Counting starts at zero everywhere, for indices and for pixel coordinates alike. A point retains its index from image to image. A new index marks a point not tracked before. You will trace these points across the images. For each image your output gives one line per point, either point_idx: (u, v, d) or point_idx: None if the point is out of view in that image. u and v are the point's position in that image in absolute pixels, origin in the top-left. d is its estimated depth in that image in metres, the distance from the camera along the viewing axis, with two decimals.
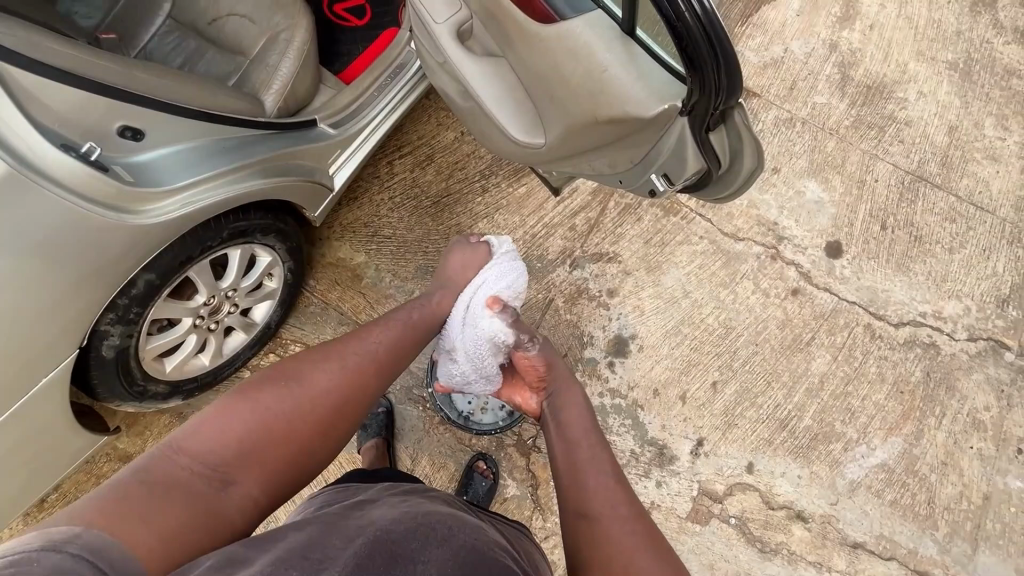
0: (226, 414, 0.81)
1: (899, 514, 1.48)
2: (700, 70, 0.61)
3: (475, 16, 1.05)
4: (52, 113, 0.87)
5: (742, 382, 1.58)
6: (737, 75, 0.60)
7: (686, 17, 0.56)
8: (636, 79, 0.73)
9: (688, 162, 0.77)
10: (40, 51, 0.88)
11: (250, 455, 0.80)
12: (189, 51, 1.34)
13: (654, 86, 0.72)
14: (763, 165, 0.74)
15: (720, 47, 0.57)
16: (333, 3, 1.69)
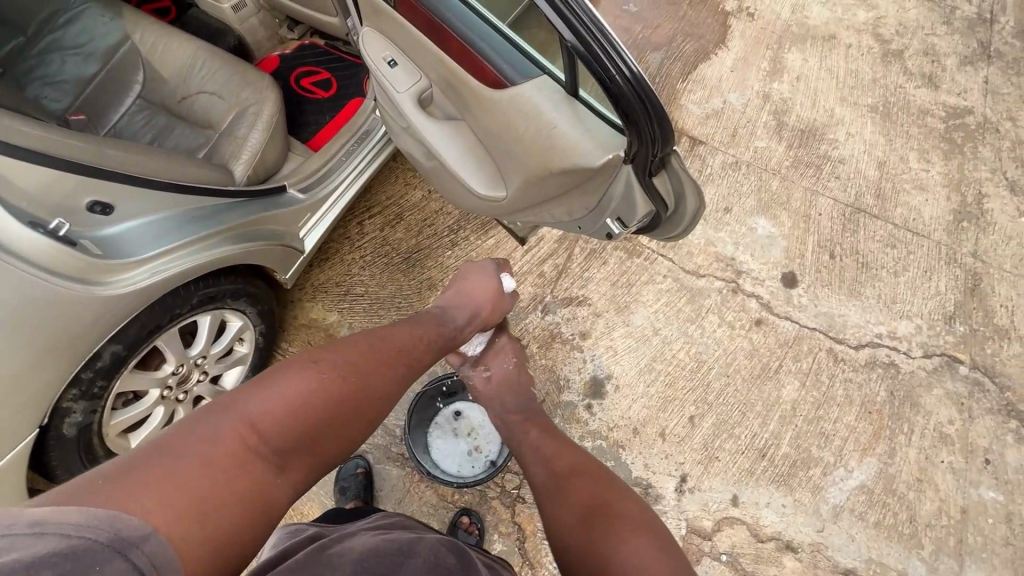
0: (294, 390, 0.81)
1: (884, 536, 1.48)
2: (634, 124, 0.67)
3: (435, 84, 1.13)
4: (20, 193, 0.88)
5: (718, 414, 1.61)
6: (670, 127, 0.67)
7: (618, 80, 0.63)
8: (582, 132, 0.79)
9: (638, 206, 0.83)
10: (10, 134, 0.90)
11: (309, 443, 0.81)
12: (158, 127, 1.39)
13: (599, 140, 0.78)
14: (705, 204, 0.80)
15: (651, 101, 0.64)
16: (300, 78, 1.79)
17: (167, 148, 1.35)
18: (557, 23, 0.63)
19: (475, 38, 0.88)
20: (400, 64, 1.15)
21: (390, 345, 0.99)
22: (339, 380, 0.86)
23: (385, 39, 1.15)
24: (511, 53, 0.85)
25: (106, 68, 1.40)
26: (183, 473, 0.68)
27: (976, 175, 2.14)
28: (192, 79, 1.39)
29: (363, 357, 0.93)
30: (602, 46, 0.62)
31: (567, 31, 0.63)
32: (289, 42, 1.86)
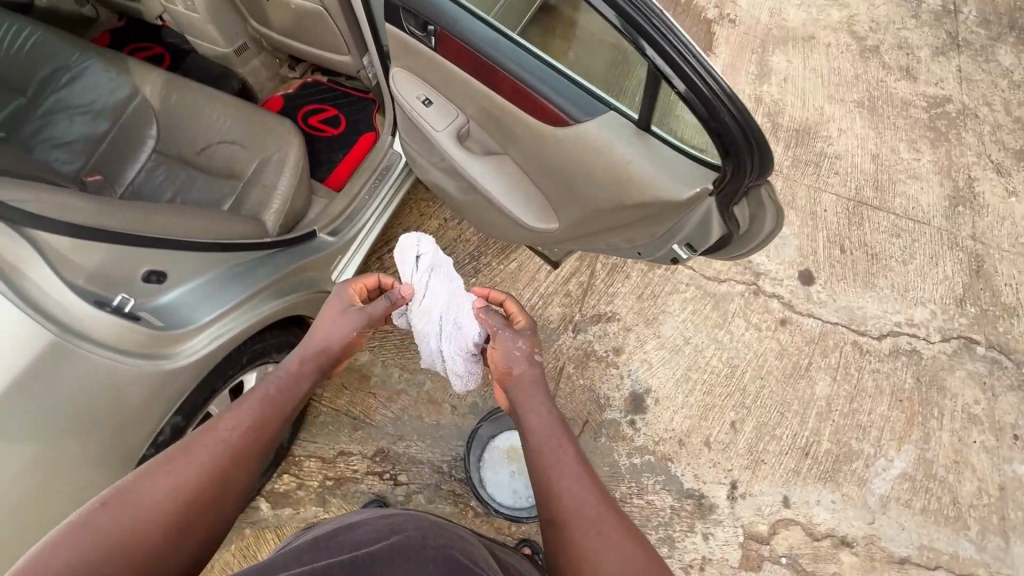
0: (177, 467, 0.83)
1: (931, 521, 1.52)
2: (731, 156, 0.68)
3: (472, 120, 1.13)
4: (84, 272, 0.84)
5: (758, 417, 1.64)
6: (771, 158, 0.67)
7: (720, 110, 0.64)
8: (661, 166, 0.80)
9: (713, 232, 0.84)
10: (67, 213, 0.87)
11: (221, 491, 0.86)
12: (177, 181, 1.35)
13: (679, 171, 0.79)
14: (780, 231, 0.81)
15: (752, 133, 0.65)
16: (308, 117, 1.77)
17: (191, 202, 1.32)
18: (658, 60, 0.65)
19: (531, 76, 0.89)
20: (436, 102, 1.15)
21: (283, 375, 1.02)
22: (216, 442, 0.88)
23: (418, 79, 1.15)
24: (572, 88, 0.85)
25: (117, 124, 1.36)
26: (98, 555, 0.71)
27: (964, 160, 2.23)
28: (210, 130, 1.36)
29: (258, 397, 0.97)
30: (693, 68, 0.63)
31: (670, 69, 0.64)
32: (290, 81, 1.83)
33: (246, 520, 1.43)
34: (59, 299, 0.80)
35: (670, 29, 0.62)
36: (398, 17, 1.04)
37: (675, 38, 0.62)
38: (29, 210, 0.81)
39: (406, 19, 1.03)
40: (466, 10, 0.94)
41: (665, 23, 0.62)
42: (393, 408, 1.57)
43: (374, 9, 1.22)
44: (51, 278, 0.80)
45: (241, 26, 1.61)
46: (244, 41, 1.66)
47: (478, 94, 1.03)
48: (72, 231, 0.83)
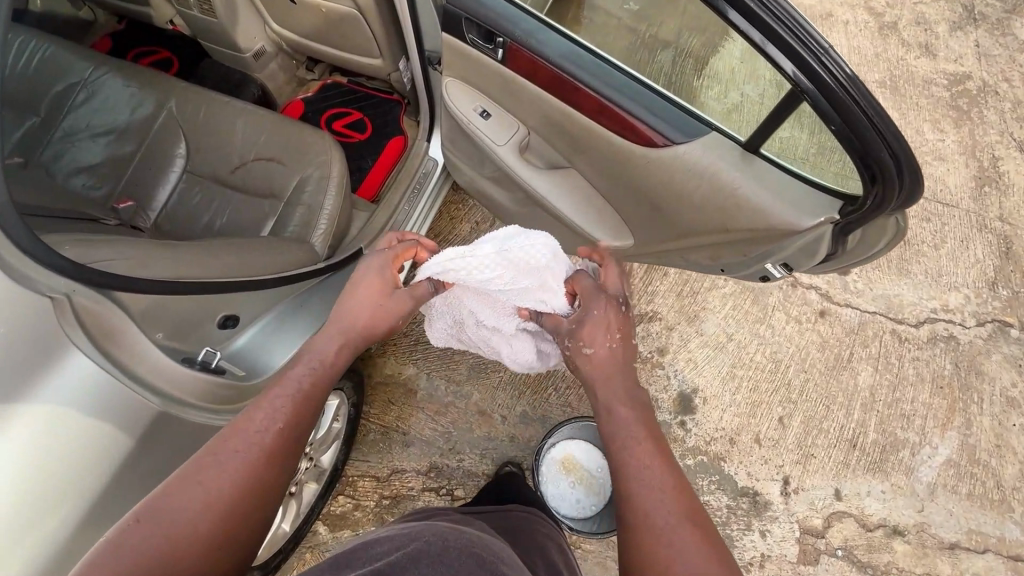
0: (207, 474, 0.72)
1: (977, 505, 1.55)
2: (877, 180, 0.66)
3: (534, 132, 1.07)
4: (169, 329, 0.81)
5: (805, 411, 1.64)
6: (922, 183, 0.65)
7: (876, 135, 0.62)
8: (773, 194, 0.77)
9: (822, 254, 0.81)
10: (143, 266, 0.82)
11: (257, 496, 0.74)
12: (212, 202, 1.28)
13: (790, 197, 0.77)
14: (888, 252, 0.81)
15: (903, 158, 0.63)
16: (332, 122, 1.69)
17: (231, 225, 1.25)
18: (809, 83, 0.61)
19: (621, 96, 0.84)
20: (494, 114, 1.10)
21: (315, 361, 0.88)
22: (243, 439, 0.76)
23: (475, 90, 1.09)
24: (668, 107, 0.81)
25: (144, 144, 1.27)
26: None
27: (987, 139, 2.23)
28: (243, 147, 1.29)
29: (288, 387, 0.83)
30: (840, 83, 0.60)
31: (822, 93, 0.61)
32: (310, 83, 1.74)
33: (306, 544, 1.41)
34: (153, 361, 0.76)
35: (827, 54, 0.59)
36: (459, 25, 0.97)
37: (833, 60, 0.59)
38: (109, 271, 0.77)
39: (467, 28, 0.97)
40: (542, 20, 0.89)
41: (822, 46, 0.59)
42: (442, 421, 1.55)
43: (420, 13, 1.14)
44: (144, 339, 0.76)
45: (259, 27, 1.51)
46: (263, 44, 1.56)
47: (547, 109, 0.97)
48: (153, 286, 0.79)
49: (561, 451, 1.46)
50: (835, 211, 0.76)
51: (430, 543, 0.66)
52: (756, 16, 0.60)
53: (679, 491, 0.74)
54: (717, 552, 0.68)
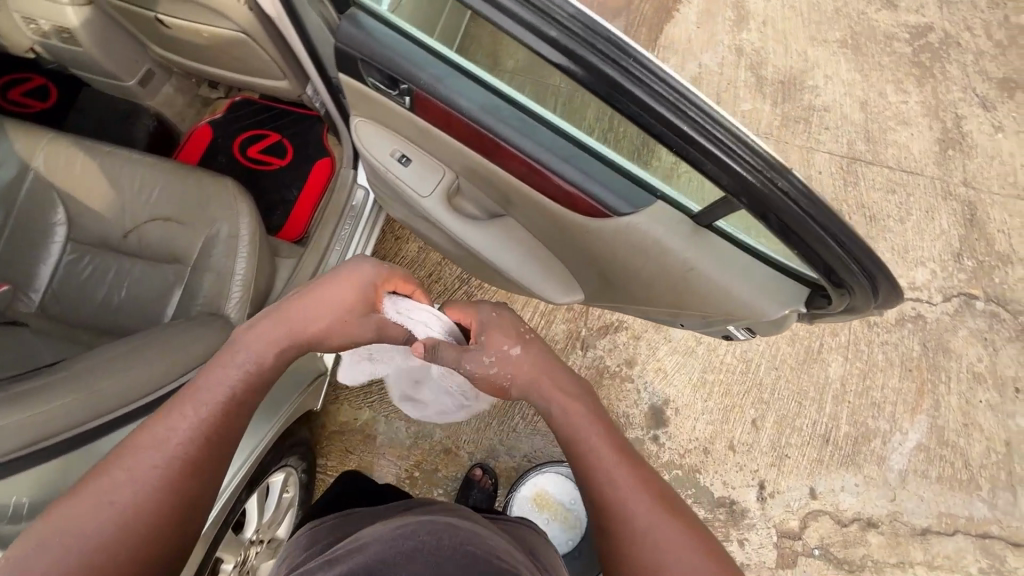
0: (126, 480, 0.65)
1: (947, 487, 1.57)
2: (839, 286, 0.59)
3: (462, 177, 0.93)
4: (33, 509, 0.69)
5: (778, 411, 1.61)
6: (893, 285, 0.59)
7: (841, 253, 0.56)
8: (737, 276, 0.67)
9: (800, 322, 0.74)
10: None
11: (196, 495, 0.69)
12: (107, 274, 1.11)
13: (755, 278, 0.67)
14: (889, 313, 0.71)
15: (874, 265, 0.56)
16: (246, 148, 1.49)
17: (133, 301, 1.10)
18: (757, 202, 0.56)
19: (551, 158, 0.71)
20: (415, 158, 0.95)
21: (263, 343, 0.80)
22: (173, 438, 0.69)
23: (389, 132, 0.93)
24: (606, 172, 0.69)
25: (13, 214, 1.09)
26: None
27: (950, 97, 2.14)
28: (133, 205, 1.10)
29: (236, 366, 0.77)
30: (795, 204, 0.54)
31: (777, 213, 0.55)
32: (217, 103, 1.53)
33: None
34: None
35: (769, 165, 0.54)
36: (354, 67, 0.81)
37: (778, 173, 0.54)
38: None
39: (365, 70, 0.81)
40: (451, 64, 0.74)
41: (774, 168, 0.54)
42: (405, 466, 1.47)
43: (315, 44, 0.96)
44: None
45: (141, 49, 1.28)
46: (148, 67, 1.33)
47: (473, 161, 0.84)
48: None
49: (534, 488, 1.40)
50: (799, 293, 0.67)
51: (426, 540, 0.60)
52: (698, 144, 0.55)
53: (641, 477, 0.72)
54: (703, 537, 0.68)
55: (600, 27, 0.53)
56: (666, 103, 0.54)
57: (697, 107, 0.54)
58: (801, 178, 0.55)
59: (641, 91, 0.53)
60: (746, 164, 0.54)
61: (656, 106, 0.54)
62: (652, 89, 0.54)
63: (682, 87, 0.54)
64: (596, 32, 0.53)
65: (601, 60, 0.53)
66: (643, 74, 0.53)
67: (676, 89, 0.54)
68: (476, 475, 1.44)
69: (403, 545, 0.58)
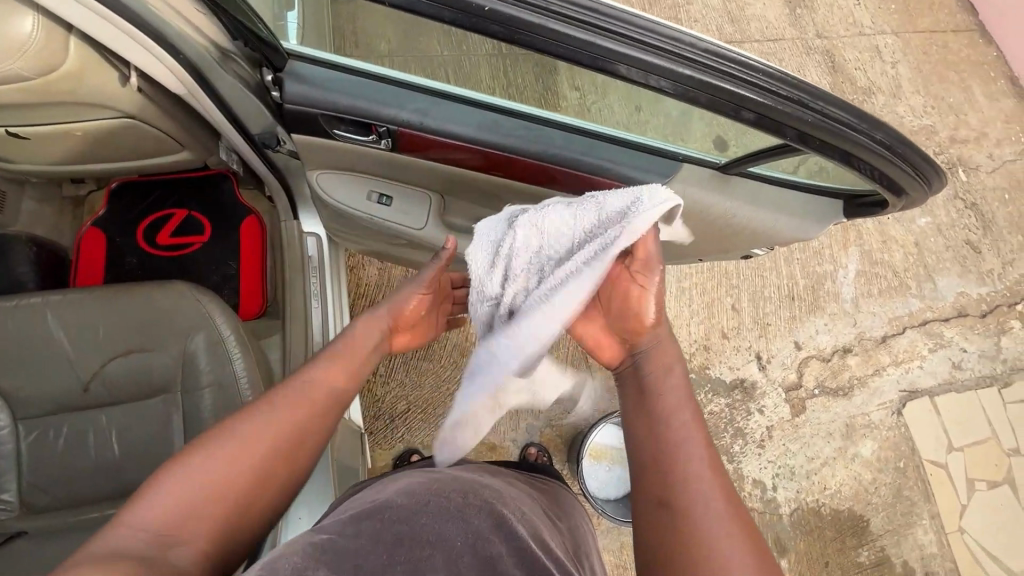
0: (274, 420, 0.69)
1: (888, 297, 1.86)
2: (885, 184, 0.64)
3: (454, 196, 0.89)
4: None
5: (748, 289, 1.79)
6: (933, 165, 0.64)
7: (889, 153, 0.60)
8: (778, 206, 0.73)
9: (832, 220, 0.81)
10: None
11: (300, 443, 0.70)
12: (84, 437, 0.95)
13: (797, 207, 0.73)
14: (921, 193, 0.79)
15: (910, 150, 0.61)
16: (154, 238, 1.31)
17: (131, 454, 0.96)
18: (803, 133, 0.58)
19: (570, 154, 0.71)
20: (398, 194, 0.89)
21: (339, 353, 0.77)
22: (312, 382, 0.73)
23: (363, 175, 0.86)
24: (625, 150, 0.70)
25: None
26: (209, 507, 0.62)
27: None
28: (80, 353, 0.95)
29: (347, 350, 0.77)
30: (842, 122, 0.57)
31: (825, 137, 0.58)
32: (90, 198, 1.33)
33: None
34: None
35: (814, 95, 0.56)
36: (317, 125, 0.73)
37: (820, 99, 0.56)
38: None
39: (330, 125, 0.73)
40: (433, 92, 0.70)
41: (821, 98, 0.56)
42: None
43: (237, 111, 0.85)
44: None
45: None
46: None
47: (469, 179, 0.81)
48: None
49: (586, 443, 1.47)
50: (832, 197, 0.74)
51: (453, 500, 0.65)
52: (750, 100, 0.55)
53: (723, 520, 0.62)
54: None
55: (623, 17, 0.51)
56: (708, 69, 0.53)
57: (739, 62, 0.53)
58: (843, 99, 0.57)
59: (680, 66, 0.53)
60: (796, 102, 0.55)
61: (705, 77, 0.53)
62: (691, 61, 0.53)
63: (718, 47, 0.53)
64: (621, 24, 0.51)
65: (636, 47, 0.51)
66: (708, 58, 0.53)
67: (714, 52, 0.53)
68: (531, 453, 1.49)
69: (433, 503, 0.63)
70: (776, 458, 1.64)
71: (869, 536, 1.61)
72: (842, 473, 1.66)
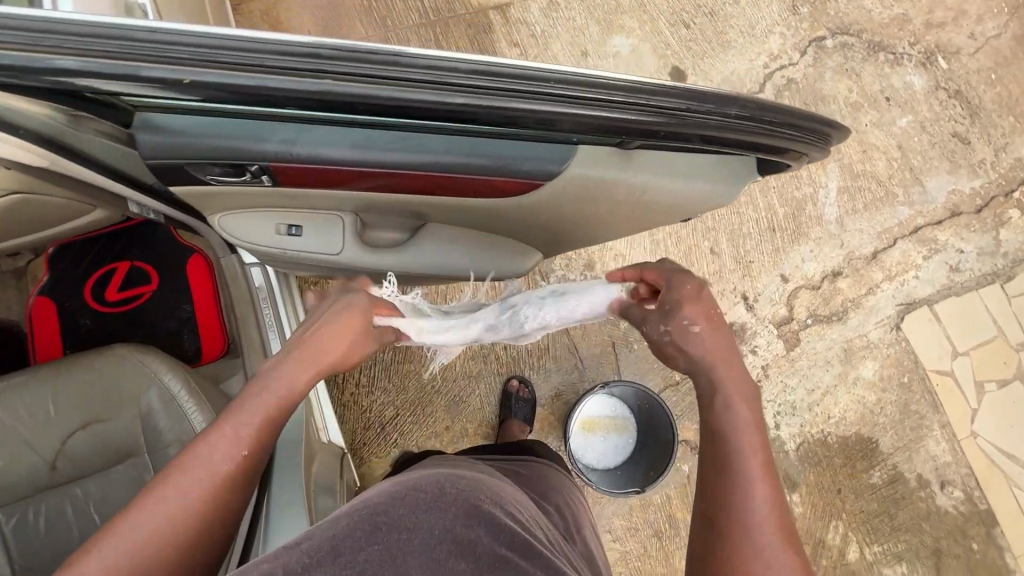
0: (236, 429, 0.70)
1: (874, 210, 1.77)
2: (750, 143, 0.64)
3: (365, 212, 0.84)
4: None
5: (725, 230, 1.71)
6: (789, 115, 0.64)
7: (729, 118, 0.61)
8: (693, 176, 0.69)
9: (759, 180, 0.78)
10: None
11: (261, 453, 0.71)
12: (61, 513, 0.96)
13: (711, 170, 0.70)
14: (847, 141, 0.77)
15: (752, 109, 0.62)
16: (102, 295, 1.28)
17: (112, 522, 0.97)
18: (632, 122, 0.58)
19: (456, 158, 0.64)
20: (306, 221, 0.84)
21: (282, 376, 0.75)
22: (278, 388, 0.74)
23: (265, 208, 0.81)
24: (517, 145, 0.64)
25: None
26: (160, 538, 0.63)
27: None
28: (36, 435, 0.94)
29: (311, 358, 0.77)
30: (661, 105, 0.58)
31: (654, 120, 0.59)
32: (31, 267, 1.30)
33: None
34: None
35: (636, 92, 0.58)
36: (186, 173, 0.68)
37: (629, 88, 0.57)
38: None
39: (200, 171, 0.68)
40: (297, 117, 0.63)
41: (631, 88, 0.57)
42: None
43: (116, 167, 0.79)
44: None
45: None
46: None
47: (377, 200, 0.78)
48: None
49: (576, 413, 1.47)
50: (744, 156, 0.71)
51: (428, 486, 0.61)
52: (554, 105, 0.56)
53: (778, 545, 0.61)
54: None
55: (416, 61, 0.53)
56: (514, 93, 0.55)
57: (544, 81, 0.56)
58: (654, 82, 0.58)
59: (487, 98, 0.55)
60: (601, 97, 0.56)
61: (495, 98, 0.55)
62: (478, 85, 0.55)
63: (500, 68, 0.55)
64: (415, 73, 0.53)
65: (415, 88, 0.54)
66: (492, 81, 0.55)
67: (495, 73, 0.54)
68: (513, 385, 1.53)
69: (406, 493, 0.60)
70: (776, 397, 1.62)
71: (880, 456, 1.60)
72: (845, 400, 1.63)
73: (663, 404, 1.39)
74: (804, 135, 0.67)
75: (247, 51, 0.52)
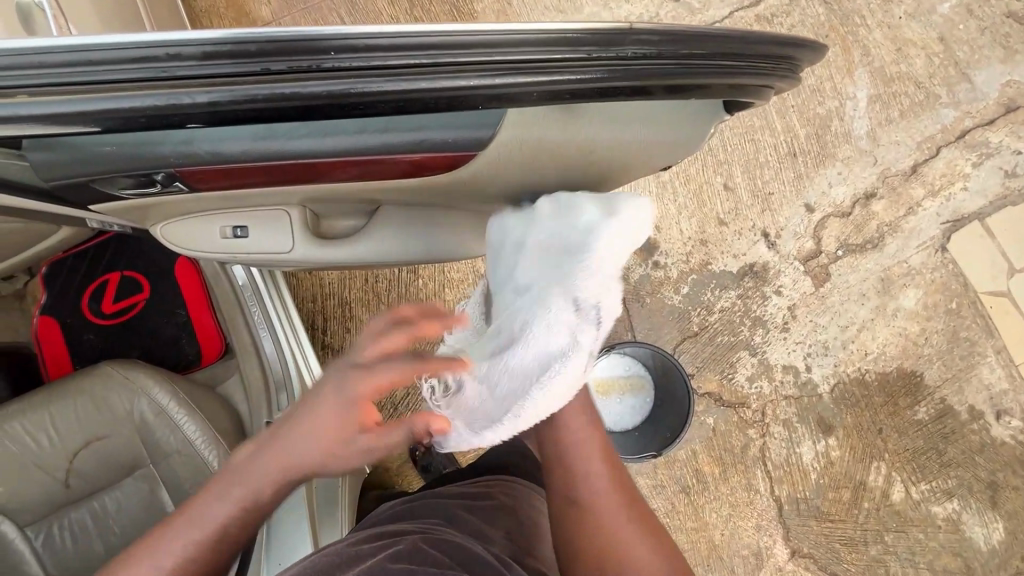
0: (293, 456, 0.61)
1: (912, 118, 1.56)
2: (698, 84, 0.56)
3: (312, 204, 0.78)
4: None
5: (740, 162, 1.54)
6: (740, 43, 0.55)
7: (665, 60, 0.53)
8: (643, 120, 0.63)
9: (722, 121, 0.69)
10: None
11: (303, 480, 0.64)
12: (83, 527, 0.98)
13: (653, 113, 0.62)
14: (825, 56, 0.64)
15: (698, 48, 0.53)
16: (99, 308, 1.29)
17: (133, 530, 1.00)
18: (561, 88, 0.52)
19: (375, 140, 0.57)
20: (251, 221, 0.78)
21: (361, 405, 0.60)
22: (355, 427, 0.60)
23: (206, 213, 0.76)
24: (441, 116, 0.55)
25: None
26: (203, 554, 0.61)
27: None
28: (43, 456, 0.96)
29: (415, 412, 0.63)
30: (586, 57, 0.50)
31: (583, 79, 0.52)
32: (30, 288, 1.32)
33: None
34: None
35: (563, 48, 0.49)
36: (96, 190, 0.62)
37: (558, 50, 0.49)
38: None
39: (111, 186, 0.62)
40: None
41: (558, 45, 0.49)
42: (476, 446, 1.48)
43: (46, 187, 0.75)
44: None
45: None
46: None
47: (318, 192, 0.71)
48: None
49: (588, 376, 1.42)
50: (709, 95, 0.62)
51: None
52: (471, 74, 0.49)
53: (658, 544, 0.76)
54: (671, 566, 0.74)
55: (307, 46, 0.46)
56: (425, 74, 0.48)
57: (456, 53, 0.48)
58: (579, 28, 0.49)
59: (388, 86, 0.49)
60: (529, 67, 0.50)
61: (411, 77, 0.48)
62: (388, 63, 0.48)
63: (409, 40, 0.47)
64: (311, 63, 0.47)
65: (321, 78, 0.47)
66: (403, 57, 0.47)
67: (406, 48, 0.47)
68: None
69: None
70: (806, 338, 1.50)
71: (926, 390, 1.48)
72: (884, 333, 1.50)
73: (680, 366, 1.32)
74: (762, 67, 0.59)
75: (128, 59, 0.46)
